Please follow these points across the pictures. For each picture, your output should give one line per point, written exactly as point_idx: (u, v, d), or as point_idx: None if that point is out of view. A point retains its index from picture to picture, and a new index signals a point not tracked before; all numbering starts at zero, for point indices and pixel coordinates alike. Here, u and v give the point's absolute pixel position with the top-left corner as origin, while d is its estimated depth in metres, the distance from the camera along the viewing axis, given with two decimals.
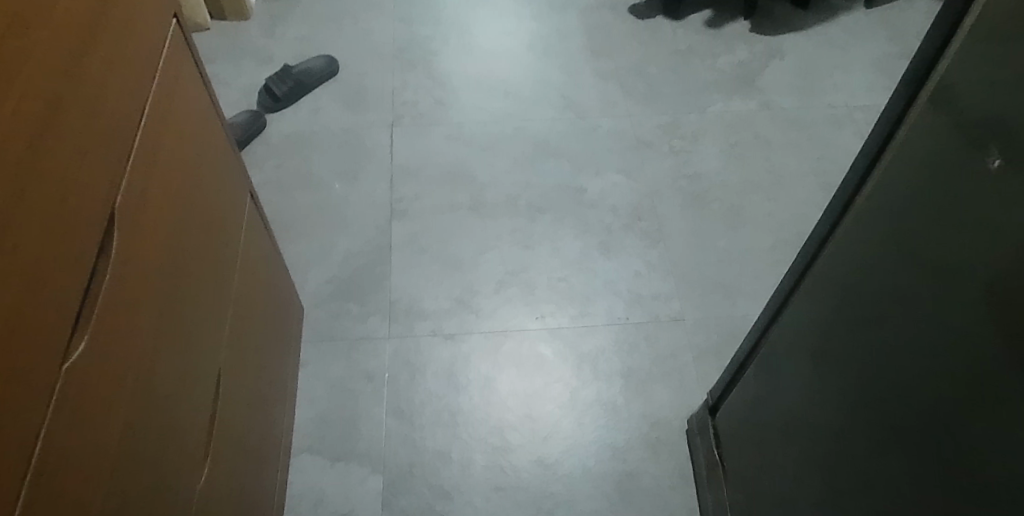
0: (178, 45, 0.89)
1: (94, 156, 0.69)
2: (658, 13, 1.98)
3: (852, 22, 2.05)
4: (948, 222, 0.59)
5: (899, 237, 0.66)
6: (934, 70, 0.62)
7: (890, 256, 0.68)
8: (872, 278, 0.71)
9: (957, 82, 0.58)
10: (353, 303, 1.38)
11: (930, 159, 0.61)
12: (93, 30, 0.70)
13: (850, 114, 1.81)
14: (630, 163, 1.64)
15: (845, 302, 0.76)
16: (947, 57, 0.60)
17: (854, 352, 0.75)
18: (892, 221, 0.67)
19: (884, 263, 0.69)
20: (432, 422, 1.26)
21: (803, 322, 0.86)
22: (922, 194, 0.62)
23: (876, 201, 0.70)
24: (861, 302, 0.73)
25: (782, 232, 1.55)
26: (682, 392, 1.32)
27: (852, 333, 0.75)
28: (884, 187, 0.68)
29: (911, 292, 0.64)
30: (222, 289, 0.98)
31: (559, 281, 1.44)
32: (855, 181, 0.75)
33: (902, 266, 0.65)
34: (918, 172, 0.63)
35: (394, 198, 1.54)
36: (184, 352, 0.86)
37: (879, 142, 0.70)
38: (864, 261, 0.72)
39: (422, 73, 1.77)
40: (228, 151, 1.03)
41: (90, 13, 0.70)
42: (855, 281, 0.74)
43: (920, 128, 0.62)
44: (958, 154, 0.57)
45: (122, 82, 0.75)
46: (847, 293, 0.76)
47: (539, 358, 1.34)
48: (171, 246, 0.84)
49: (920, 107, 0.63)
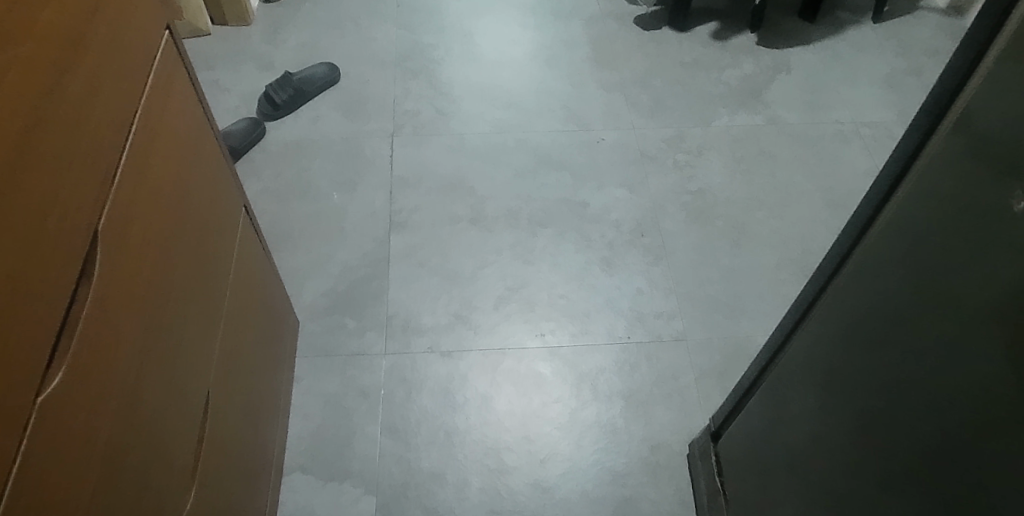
0: (171, 57, 0.86)
1: (79, 176, 0.66)
2: (663, 24, 1.95)
3: (859, 37, 2.03)
4: (969, 262, 0.56)
5: (915, 272, 0.63)
6: (956, 101, 0.59)
7: (904, 291, 0.65)
8: (884, 314, 0.68)
9: (980, 116, 0.55)
10: (350, 317, 1.36)
11: (950, 195, 0.58)
12: (81, 45, 0.68)
13: (857, 130, 1.78)
14: (633, 178, 1.61)
15: (856, 336, 0.73)
16: (970, 89, 0.57)
17: (863, 388, 0.72)
18: (907, 255, 0.64)
19: (897, 298, 0.66)
20: (427, 442, 1.23)
21: (812, 353, 0.83)
22: (939, 231, 0.59)
23: (889, 234, 0.67)
24: (872, 337, 0.70)
25: (788, 251, 1.53)
26: (683, 414, 1.29)
27: (862, 368, 0.72)
28: (898, 220, 0.66)
29: (926, 332, 0.62)
30: (212, 305, 0.96)
31: (559, 297, 1.41)
32: (868, 212, 0.72)
33: (917, 303, 0.63)
34: (936, 208, 0.60)
35: (394, 209, 1.51)
36: (171, 371, 0.83)
37: (895, 173, 0.67)
38: (877, 295, 0.69)
39: (423, 82, 1.75)
40: (222, 165, 1.00)
41: (79, 27, 0.67)
42: (867, 316, 0.71)
43: (941, 161, 0.59)
44: (980, 192, 0.55)
45: (110, 98, 0.72)
46: (857, 326, 0.73)
47: (538, 377, 1.31)
48: (159, 262, 0.81)
49: (941, 140, 0.60)
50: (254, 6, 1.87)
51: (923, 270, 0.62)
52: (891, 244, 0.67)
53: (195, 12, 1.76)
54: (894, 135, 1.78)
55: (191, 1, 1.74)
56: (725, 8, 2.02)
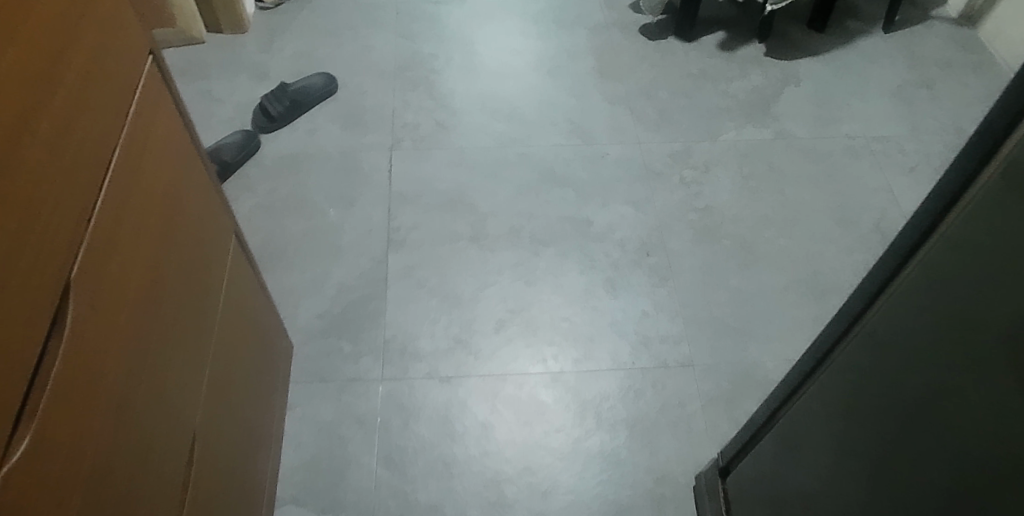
0: (155, 85, 0.81)
1: (49, 220, 0.61)
2: (669, 34, 1.91)
3: (869, 47, 1.98)
4: (1000, 334, 0.51)
5: (941, 335, 0.58)
6: (989, 156, 0.53)
7: (927, 353, 0.60)
8: (904, 372, 0.63)
9: (1013, 177, 0.50)
10: (345, 341, 1.31)
11: (982, 259, 0.53)
12: (54, 79, 0.63)
13: (867, 145, 1.74)
14: (639, 194, 1.56)
15: (874, 391, 0.69)
16: (1006, 146, 0.52)
17: (880, 447, 0.67)
18: (932, 315, 0.59)
19: (920, 358, 0.61)
20: (425, 473, 1.19)
21: (827, 401, 0.79)
22: (968, 295, 0.54)
23: (910, 290, 0.62)
24: (892, 395, 0.65)
25: (796, 272, 1.49)
26: (690, 444, 1.25)
27: (879, 427, 0.68)
28: (922, 276, 0.61)
29: (950, 400, 0.57)
30: (199, 338, 0.91)
31: (562, 321, 1.37)
32: (892, 261, 0.67)
33: (941, 368, 0.58)
34: (966, 270, 0.55)
35: (392, 227, 1.47)
36: (154, 414, 0.79)
37: (923, 224, 0.62)
38: (897, 352, 0.64)
39: (423, 93, 1.70)
40: (210, 193, 0.95)
41: (51, 60, 0.62)
42: (886, 372, 0.66)
43: (973, 220, 0.54)
44: (1016, 260, 0.49)
45: (88, 133, 0.67)
46: (877, 380, 0.68)
47: (540, 405, 1.27)
48: (142, 300, 0.77)
49: (974, 196, 0.54)
50: (251, 13, 1.82)
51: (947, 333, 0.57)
52: (910, 301, 0.62)
53: (188, 19, 1.72)
54: (905, 150, 1.74)
55: (185, 8, 1.70)
56: (733, 18, 1.97)
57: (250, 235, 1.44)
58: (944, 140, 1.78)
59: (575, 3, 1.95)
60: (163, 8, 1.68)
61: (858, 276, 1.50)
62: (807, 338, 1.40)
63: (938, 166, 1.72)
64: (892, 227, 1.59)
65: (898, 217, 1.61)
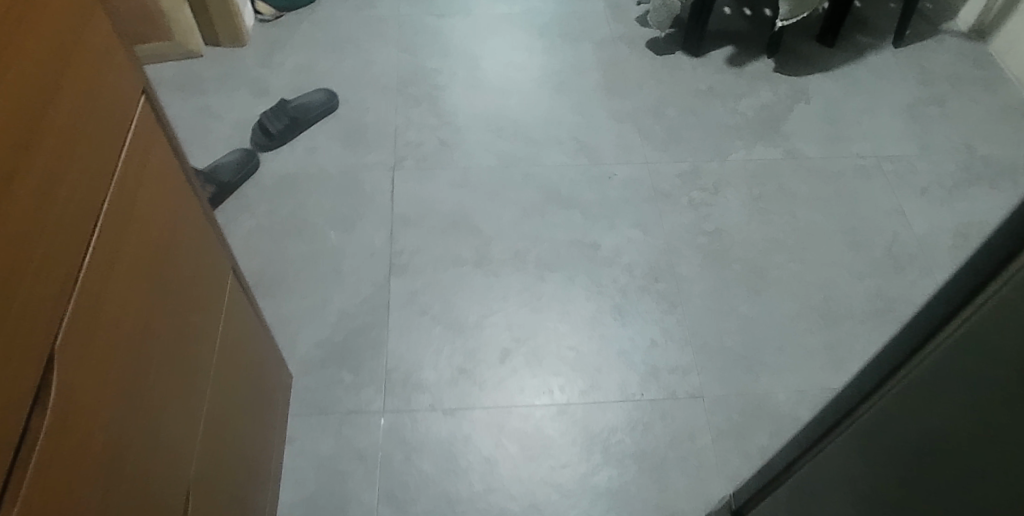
0: (148, 124, 0.76)
1: (33, 287, 0.57)
2: (677, 48, 1.87)
3: (880, 62, 1.94)
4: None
5: (956, 444, 0.52)
6: (996, 265, 0.47)
7: (942, 459, 0.54)
8: (917, 472, 0.58)
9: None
10: (346, 371, 1.28)
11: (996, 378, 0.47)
12: (39, 132, 0.58)
13: (879, 165, 1.70)
14: (647, 216, 1.53)
15: (884, 480, 0.64)
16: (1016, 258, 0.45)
17: None
18: (943, 422, 0.54)
19: (934, 461, 0.56)
20: (427, 511, 1.15)
21: (835, 476, 0.74)
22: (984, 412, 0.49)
23: (916, 388, 0.57)
24: (905, 490, 0.60)
25: (808, 298, 1.45)
26: (700, 480, 1.21)
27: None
28: (928, 379, 0.55)
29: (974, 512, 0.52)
30: (193, 387, 0.87)
31: (569, 350, 1.33)
32: (894, 350, 0.61)
33: (961, 480, 0.53)
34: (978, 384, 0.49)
35: (394, 250, 1.43)
36: (146, 475, 0.74)
37: (926, 320, 0.56)
38: (906, 452, 0.59)
39: (426, 110, 1.66)
40: (205, 230, 0.90)
41: (37, 112, 0.58)
42: (896, 465, 0.61)
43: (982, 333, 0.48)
44: None
45: (74, 186, 0.63)
46: (886, 471, 0.63)
47: (546, 439, 1.23)
48: (132, 356, 0.72)
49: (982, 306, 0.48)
50: (250, 26, 1.78)
51: (966, 444, 0.51)
52: (919, 395, 0.57)
53: (186, 32, 1.68)
54: (917, 170, 1.71)
55: (183, 22, 1.66)
56: (741, 32, 1.93)
57: (248, 258, 1.41)
58: (957, 159, 1.74)
59: (581, 16, 1.91)
60: (160, 21, 1.64)
61: (870, 303, 1.47)
62: (819, 367, 1.36)
63: (950, 187, 1.68)
64: (904, 252, 1.55)
65: (910, 241, 1.57)
